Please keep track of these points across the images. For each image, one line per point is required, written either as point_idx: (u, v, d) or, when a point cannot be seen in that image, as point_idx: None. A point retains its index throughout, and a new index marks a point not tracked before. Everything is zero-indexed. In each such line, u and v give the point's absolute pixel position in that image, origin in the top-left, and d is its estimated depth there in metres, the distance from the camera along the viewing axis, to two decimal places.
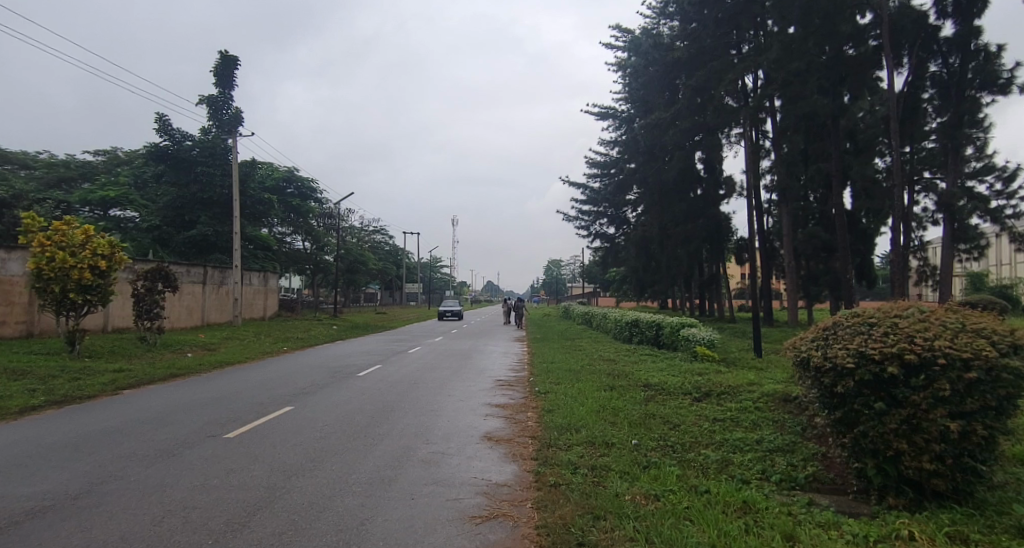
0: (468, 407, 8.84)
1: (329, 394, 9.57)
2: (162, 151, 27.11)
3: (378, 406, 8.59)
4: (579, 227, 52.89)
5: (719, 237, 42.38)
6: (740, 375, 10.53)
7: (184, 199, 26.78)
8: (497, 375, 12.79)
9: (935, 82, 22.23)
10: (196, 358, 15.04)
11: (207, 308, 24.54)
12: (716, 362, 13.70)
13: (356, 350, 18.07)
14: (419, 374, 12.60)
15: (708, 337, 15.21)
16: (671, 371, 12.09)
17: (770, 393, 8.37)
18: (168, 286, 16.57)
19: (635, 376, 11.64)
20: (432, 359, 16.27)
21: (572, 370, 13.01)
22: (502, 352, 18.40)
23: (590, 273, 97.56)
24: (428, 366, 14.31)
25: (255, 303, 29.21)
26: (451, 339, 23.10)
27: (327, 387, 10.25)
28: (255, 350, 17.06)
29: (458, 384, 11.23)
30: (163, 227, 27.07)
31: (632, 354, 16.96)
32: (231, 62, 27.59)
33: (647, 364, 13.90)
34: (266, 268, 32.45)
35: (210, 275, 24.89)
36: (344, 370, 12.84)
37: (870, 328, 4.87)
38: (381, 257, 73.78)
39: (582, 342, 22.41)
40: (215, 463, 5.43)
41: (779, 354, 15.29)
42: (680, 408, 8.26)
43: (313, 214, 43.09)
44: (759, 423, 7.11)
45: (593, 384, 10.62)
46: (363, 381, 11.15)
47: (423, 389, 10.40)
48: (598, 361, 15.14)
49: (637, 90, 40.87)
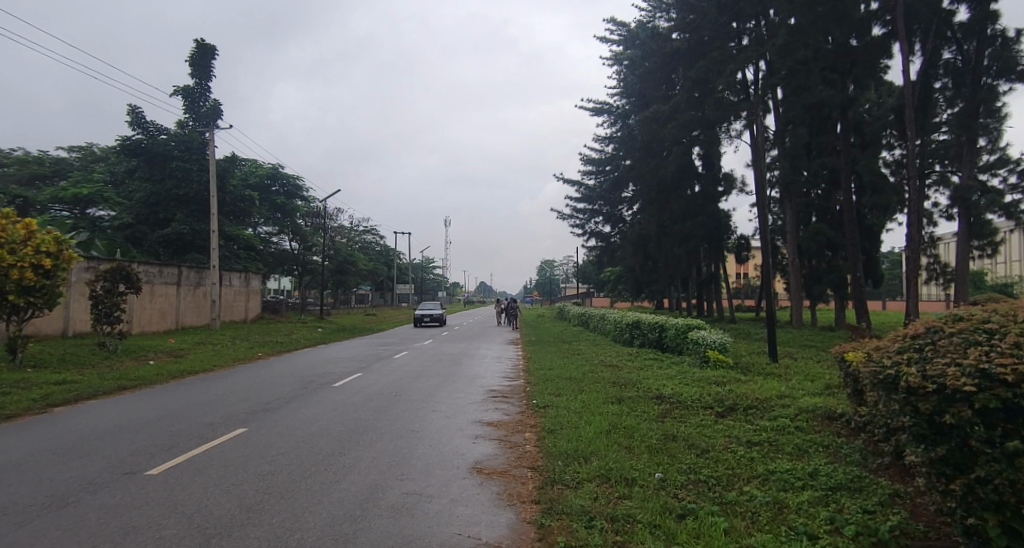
0: (455, 426, 7.58)
1: (294, 411, 8.24)
2: (133, 143, 25.61)
3: (348, 428, 7.29)
4: (574, 226, 51.73)
5: (718, 235, 41.42)
6: (764, 385, 9.37)
7: (158, 196, 25.28)
8: (489, 384, 11.53)
9: (948, 70, 21.49)
10: (159, 366, 13.68)
11: (182, 311, 23.08)
12: (730, 368, 12.51)
13: (337, 356, 16.73)
14: (403, 384, 11.32)
15: (719, 340, 14.01)
16: (683, 379, 10.87)
17: (808, 410, 7.17)
18: (130, 287, 15.20)
19: (644, 385, 10.43)
20: (420, 366, 15.01)
21: (573, 378, 11.78)
22: (495, 357, 17.14)
23: (585, 273, 96.62)
24: (415, 374, 13.04)
25: (235, 305, 27.77)
26: (442, 343, 21.77)
27: (293, 402, 8.92)
28: (227, 357, 15.69)
29: (445, 396, 9.96)
30: (136, 225, 25.55)
31: (635, 359, 15.73)
32: (208, 51, 26.17)
33: (655, 371, 12.66)
34: (249, 269, 30.98)
35: (185, 276, 23.43)
36: (319, 379, 11.51)
37: (986, 338, 3.65)
38: (371, 258, 72.11)
39: (581, 345, 21.20)
40: (115, 518, 4.11)
41: (795, 358, 14.24)
42: (704, 427, 7.03)
43: (300, 213, 41.51)
44: (805, 449, 5.89)
45: (598, 396, 9.39)
46: (337, 394, 9.84)
47: (405, 404, 9.13)
48: (601, 367, 13.92)
49: (634, 84, 39.79)
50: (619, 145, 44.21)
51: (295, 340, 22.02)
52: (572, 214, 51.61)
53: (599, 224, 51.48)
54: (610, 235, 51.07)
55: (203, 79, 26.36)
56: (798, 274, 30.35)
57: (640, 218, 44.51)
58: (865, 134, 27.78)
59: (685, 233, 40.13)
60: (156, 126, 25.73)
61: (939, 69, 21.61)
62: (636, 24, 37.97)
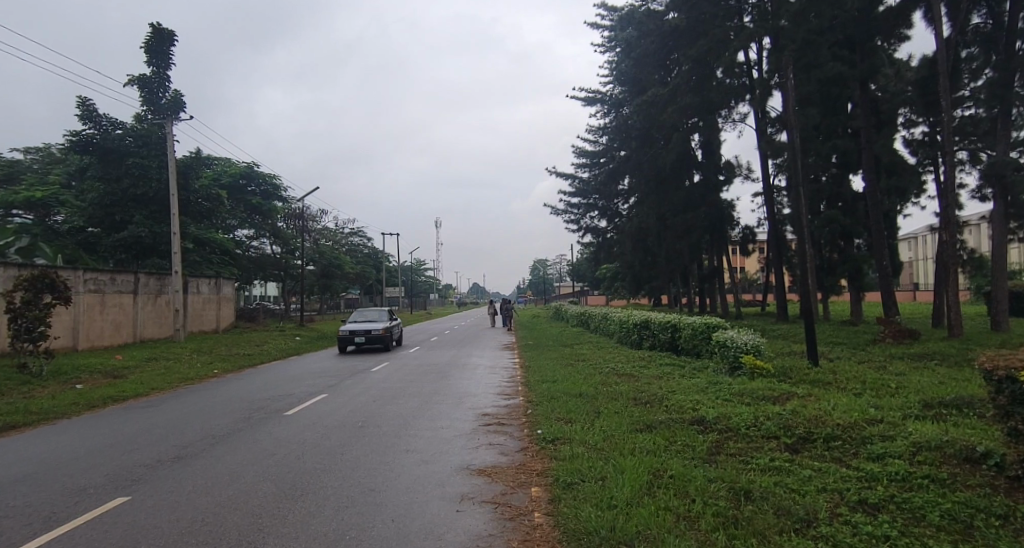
0: (433, 480, 5.45)
1: (218, 457, 6.12)
2: (86, 139, 22.58)
3: (281, 487, 5.15)
4: (568, 222, 49.57)
5: (720, 227, 39.60)
6: (830, 402, 7.40)
7: (114, 196, 22.65)
8: (482, 404, 9.48)
9: (977, 35, 19.92)
10: (90, 390, 11.37)
11: (141, 322, 20.74)
12: (771, 378, 10.45)
13: (308, 371, 14.47)
14: (378, 406, 9.28)
15: (750, 343, 11.94)
16: (721, 397, 8.80)
17: (924, 448, 5.13)
18: (58, 298, 12.90)
19: (675, 406, 8.38)
20: (403, 379, 12.93)
21: (584, 393, 9.73)
22: (489, 367, 14.98)
23: (579, 272, 95.02)
24: (395, 390, 10.99)
25: (205, 313, 25.45)
26: (429, 352, 19.49)
27: (225, 443, 6.80)
28: (179, 377, 13.37)
29: (427, 425, 7.87)
30: (90, 229, 23.08)
31: (651, 367, 13.63)
32: (166, 37, 23.84)
33: (680, 384, 10.58)
34: (221, 275, 28.67)
35: (144, 282, 21.06)
36: (274, 404, 9.40)
37: None
38: (357, 260, 69.32)
39: (583, 348, 19.19)
40: None
41: (840, 363, 12.36)
42: (782, 478, 4.98)
43: (278, 215, 38.80)
44: (969, 519, 3.81)
45: (622, 426, 7.32)
46: (289, 426, 7.76)
47: (374, 439, 7.05)
48: (614, 377, 11.84)
49: (628, 70, 37.85)
50: (614, 136, 42.28)
51: (266, 351, 19.63)
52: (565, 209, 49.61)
53: (594, 219, 49.40)
54: (605, 230, 49.13)
55: (162, 68, 24.01)
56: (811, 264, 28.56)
57: (638, 211, 42.58)
58: (882, 113, 26.11)
59: (686, 225, 38.23)
60: (110, 120, 22.96)
61: (968, 34, 20.01)
62: (630, 7, 36.11)
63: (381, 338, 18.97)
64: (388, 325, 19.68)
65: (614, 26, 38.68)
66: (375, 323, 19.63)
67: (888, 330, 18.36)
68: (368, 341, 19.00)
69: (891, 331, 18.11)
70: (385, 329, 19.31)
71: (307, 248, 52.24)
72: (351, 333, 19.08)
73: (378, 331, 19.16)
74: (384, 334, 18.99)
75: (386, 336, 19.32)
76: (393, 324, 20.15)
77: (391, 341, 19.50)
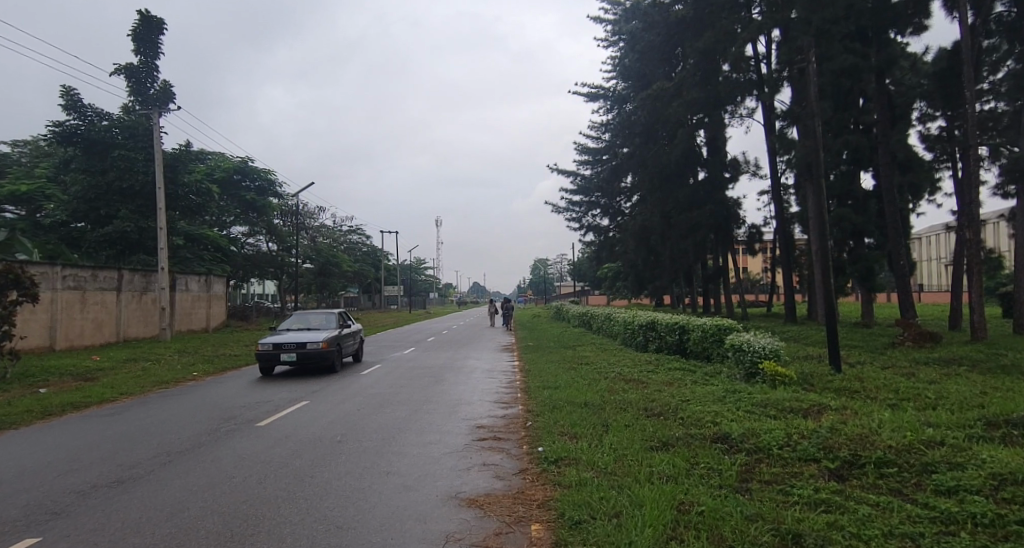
0: (413, 512, 4.60)
1: (167, 479, 5.26)
2: (72, 130, 21.70)
3: (230, 522, 4.31)
4: (570, 220, 48.68)
5: (726, 226, 38.72)
6: (871, 418, 6.56)
7: (98, 189, 21.73)
8: (478, 414, 8.66)
9: (1001, 25, 18.86)
10: (55, 394, 10.52)
11: (125, 321, 19.87)
12: (793, 387, 9.57)
13: (293, 375, 13.46)
14: (363, 415, 8.43)
15: (768, 347, 11.06)
16: (742, 408, 7.97)
17: (1004, 481, 4.28)
18: (25, 295, 12.02)
19: (693, 421, 7.51)
20: (395, 384, 12.09)
21: (590, 402, 8.85)
22: (487, 371, 14.06)
23: (580, 271, 94.20)
24: (385, 397, 10.16)
25: (195, 312, 24.64)
26: (424, 353, 18.58)
27: (181, 460, 5.96)
28: (155, 380, 12.46)
29: (415, 439, 7.05)
30: (74, 224, 22.18)
31: (659, 372, 12.79)
32: (155, 25, 22.90)
33: (693, 393, 9.73)
34: (213, 272, 27.81)
35: (128, 279, 20.12)
36: (249, 412, 8.54)
37: None
38: (355, 258, 68.38)
39: (587, 351, 18.33)
40: None
41: (864, 371, 11.53)
42: (837, 517, 4.11)
43: (273, 211, 37.90)
44: None
45: (634, 445, 6.44)
46: (259, 439, 6.89)
47: (352, 457, 6.20)
48: (621, 384, 10.98)
49: (632, 64, 36.98)
50: (617, 132, 41.39)
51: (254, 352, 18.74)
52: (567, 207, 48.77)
53: (597, 217, 48.51)
54: (607, 229, 48.25)
55: (150, 57, 23.04)
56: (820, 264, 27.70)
57: (642, 209, 41.75)
58: (896, 107, 25.25)
59: (691, 223, 37.38)
60: (98, 110, 22.17)
61: (991, 25, 18.97)
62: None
63: (321, 355, 12.91)
64: (334, 335, 13.69)
65: (618, 19, 37.80)
66: (316, 332, 13.65)
67: (907, 334, 17.52)
68: (302, 359, 12.91)
69: (911, 334, 17.35)
70: (328, 342, 13.28)
71: (304, 246, 51.30)
72: (275, 347, 12.88)
73: (316, 345, 13.08)
74: (324, 349, 12.94)
75: (330, 352, 13.18)
76: (342, 335, 14.09)
77: (337, 360, 13.33)
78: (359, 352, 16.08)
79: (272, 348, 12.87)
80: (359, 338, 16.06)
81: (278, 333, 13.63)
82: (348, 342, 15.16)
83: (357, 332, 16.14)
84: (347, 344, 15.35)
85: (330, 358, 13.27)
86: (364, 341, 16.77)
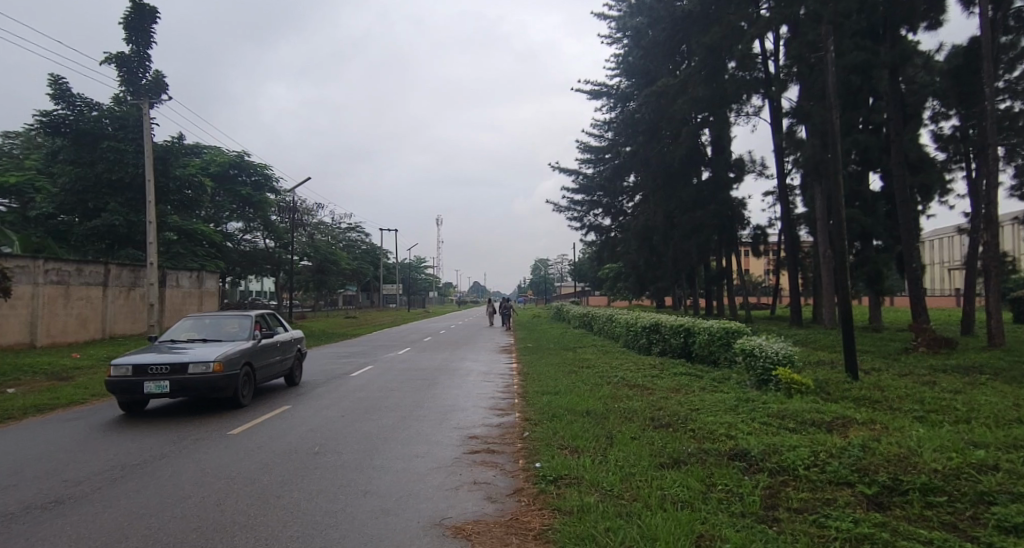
0: (390, 544, 3.96)
1: (115, 498, 4.63)
2: (60, 120, 21.04)
3: None
4: (571, 219, 48.00)
5: (730, 226, 38.07)
6: (906, 435, 5.92)
7: (87, 181, 21.05)
8: (473, 422, 8.03)
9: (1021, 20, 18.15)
10: (22, 395, 9.83)
11: (111, 317, 19.22)
12: (811, 397, 8.93)
13: (281, 375, 12.83)
14: (347, 422, 7.80)
15: (782, 353, 10.43)
16: (759, 421, 7.33)
17: None
18: None
19: (706, 434, 6.87)
20: (386, 387, 11.44)
21: (593, 411, 8.21)
22: (484, 374, 13.42)
23: (581, 272, 93.56)
24: (374, 402, 9.52)
25: (185, 308, 24.00)
26: (419, 354, 17.91)
27: (136, 474, 5.32)
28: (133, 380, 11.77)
29: (402, 451, 6.44)
30: (60, 216, 21.49)
31: (665, 377, 12.17)
32: (148, 13, 22.17)
33: (703, 402, 9.10)
34: (205, 268, 27.16)
35: (115, 274, 19.44)
36: (224, 418, 7.90)
37: None
38: (353, 256, 67.67)
39: (588, 353, 17.68)
40: None
41: (883, 380, 10.92)
42: None
43: (269, 207, 37.21)
44: None
45: (643, 463, 5.78)
46: (228, 450, 6.25)
47: (328, 473, 5.56)
48: (625, 390, 10.35)
49: (638, 60, 36.30)
50: (620, 130, 40.73)
51: None
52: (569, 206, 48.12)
53: (598, 216, 47.84)
54: (609, 229, 47.58)
55: (141, 45, 22.34)
56: (828, 266, 27.04)
57: (645, 208, 41.10)
58: (908, 106, 24.58)
59: (695, 224, 36.72)
60: (87, 100, 21.54)
61: (1011, 20, 18.27)
62: None
63: (211, 384, 8.23)
64: (241, 350, 9.05)
65: (623, 15, 37.11)
66: (213, 346, 9.01)
67: (921, 339, 16.88)
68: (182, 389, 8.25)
69: (926, 339, 16.72)
70: (226, 360, 8.64)
71: (301, 242, 50.61)
72: (136, 370, 8.14)
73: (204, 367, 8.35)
74: (217, 373, 8.26)
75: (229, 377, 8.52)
76: (258, 348, 9.58)
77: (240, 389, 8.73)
78: (294, 371, 11.54)
79: (132, 374, 8.11)
80: (295, 351, 11.52)
81: (159, 347, 9.05)
82: (274, 358, 10.56)
83: (292, 344, 11.59)
84: (275, 360, 10.79)
85: (229, 386, 8.64)
86: (305, 355, 12.22)
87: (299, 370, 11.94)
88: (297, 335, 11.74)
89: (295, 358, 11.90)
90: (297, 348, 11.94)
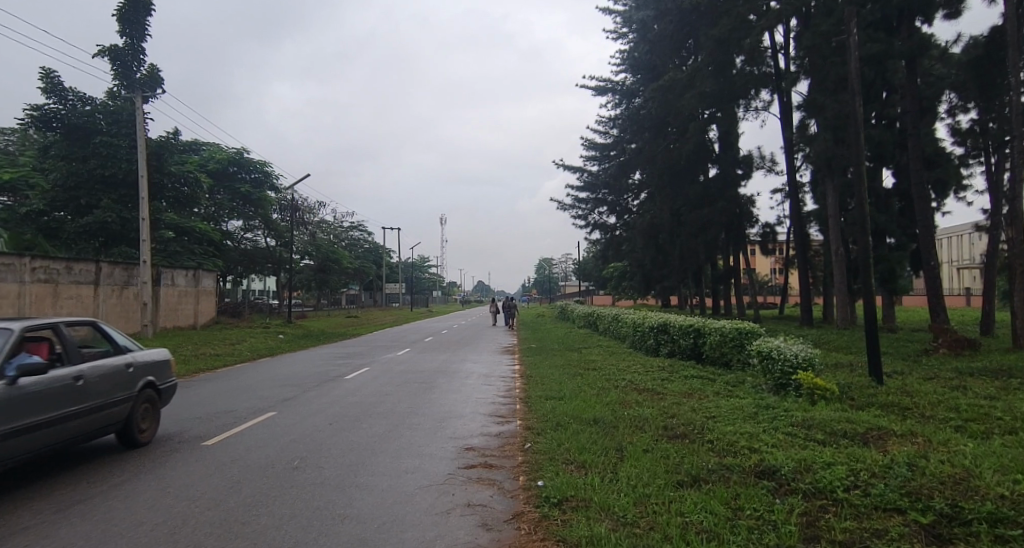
0: None
1: (61, 524, 4.07)
2: (50, 114, 20.63)
3: None
4: (575, 218, 47.31)
5: (738, 224, 37.31)
6: (958, 450, 5.24)
7: (79, 177, 20.55)
8: (471, 430, 7.42)
9: None
10: None
11: (103, 316, 18.73)
12: (837, 404, 8.26)
13: (270, 377, 12.15)
14: (333, 431, 7.20)
15: (802, 356, 9.78)
16: (784, 432, 6.69)
17: None
18: None
19: (727, 448, 6.22)
20: (382, 390, 10.86)
21: (601, 419, 7.57)
22: (485, 376, 12.78)
23: (585, 271, 92.83)
24: (367, 407, 8.93)
25: (181, 307, 23.50)
26: (419, 355, 17.28)
27: (91, 491, 4.74)
28: None
29: (392, 464, 5.87)
30: (52, 213, 20.97)
31: (675, 380, 11.54)
32: (142, 6, 21.57)
33: (720, 409, 8.45)
34: (202, 266, 26.66)
35: (106, 273, 18.96)
36: (201, 426, 7.30)
37: None
38: (355, 254, 67.25)
39: (593, 354, 17.06)
40: None
41: (910, 385, 10.24)
42: None
43: (270, 204, 36.68)
44: None
45: (659, 482, 5.13)
46: (198, 464, 5.65)
47: (304, 493, 4.95)
48: (634, 395, 9.72)
49: (644, 55, 35.59)
50: (625, 126, 40.03)
51: (238, 351, 17.52)
52: (573, 204, 47.49)
53: (603, 214, 47.13)
54: (614, 227, 46.90)
55: (135, 39, 21.71)
56: (841, 264, 26.29)
57: (651, 206, 40.39)
58: (924, 98, 23.79)
59: (703, 221, 35.98)
60: (79, 95, 21.13)
61: None
62: None
63: None
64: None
65: (629, 8, 36.40)
66: None
67: (942, 339, 16.16)
68: None
69: (947, 340, 16.00)
70: None
71: (303, 241, 50.11)
72: None
73: None
74: None
75: None
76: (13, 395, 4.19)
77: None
78: (135, 427, 6.13)
79: None
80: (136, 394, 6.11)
81: None
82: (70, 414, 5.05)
83: (136, 377, 6.20)
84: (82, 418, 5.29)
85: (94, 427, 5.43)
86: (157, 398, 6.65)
87: (151, 422, 6.55)
88: (143, 359, 6.29)
89: (148, 401, 6.55)
90: (148, 383, 6.52)
